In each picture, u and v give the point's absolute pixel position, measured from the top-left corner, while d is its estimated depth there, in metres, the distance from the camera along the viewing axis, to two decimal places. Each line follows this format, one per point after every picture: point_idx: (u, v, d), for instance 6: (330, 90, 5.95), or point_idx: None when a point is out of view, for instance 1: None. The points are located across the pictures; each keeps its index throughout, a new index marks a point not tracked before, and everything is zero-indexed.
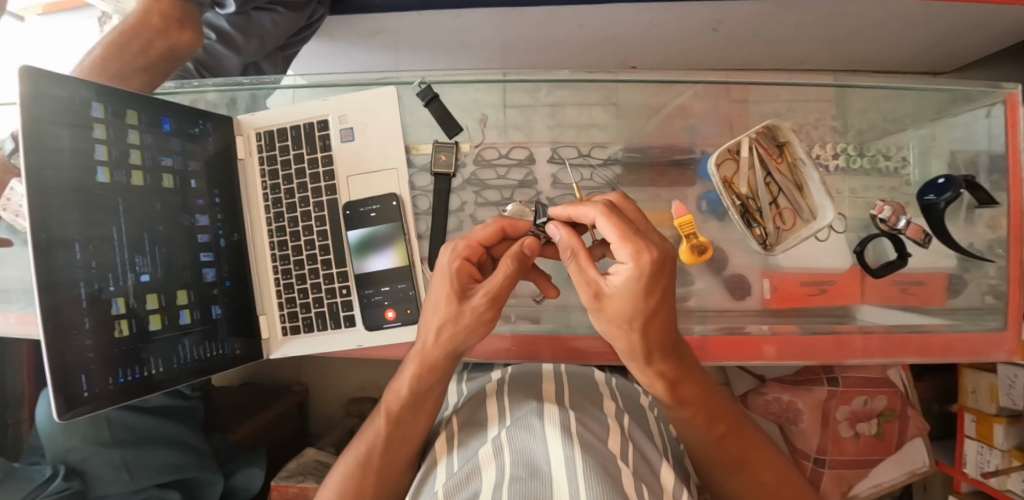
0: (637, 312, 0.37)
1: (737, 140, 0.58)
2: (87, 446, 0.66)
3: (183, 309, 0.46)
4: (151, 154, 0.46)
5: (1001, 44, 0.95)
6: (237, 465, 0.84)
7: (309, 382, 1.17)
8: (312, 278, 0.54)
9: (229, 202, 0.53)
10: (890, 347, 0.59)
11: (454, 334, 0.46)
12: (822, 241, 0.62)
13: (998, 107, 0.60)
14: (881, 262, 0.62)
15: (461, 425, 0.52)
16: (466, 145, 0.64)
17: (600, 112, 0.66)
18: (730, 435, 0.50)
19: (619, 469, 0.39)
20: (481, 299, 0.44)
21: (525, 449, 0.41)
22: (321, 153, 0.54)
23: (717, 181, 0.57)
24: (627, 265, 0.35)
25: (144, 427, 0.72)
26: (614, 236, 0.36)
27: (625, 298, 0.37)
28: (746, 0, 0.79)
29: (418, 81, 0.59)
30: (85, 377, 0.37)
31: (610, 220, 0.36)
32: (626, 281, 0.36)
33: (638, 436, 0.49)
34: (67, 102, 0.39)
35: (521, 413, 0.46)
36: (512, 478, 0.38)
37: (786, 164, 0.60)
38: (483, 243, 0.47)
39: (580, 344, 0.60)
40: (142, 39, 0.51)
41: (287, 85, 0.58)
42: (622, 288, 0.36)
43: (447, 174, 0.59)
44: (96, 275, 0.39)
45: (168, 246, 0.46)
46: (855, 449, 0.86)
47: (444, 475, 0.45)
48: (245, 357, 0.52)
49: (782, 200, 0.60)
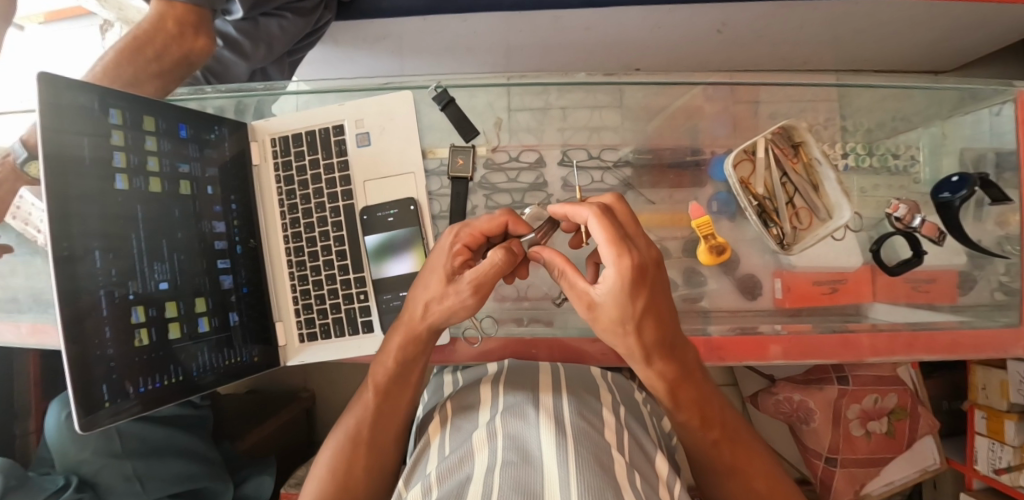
0: (631, 315, 0.36)
1: (753, 141, 0.58)
2: (95, 456, 0.65)
3: (201, 317, 0.46)
4: (168, 160, 0.45)
5: (1004, 41, 0.95)
6: (248, 474, 0.84)
7: (316, 388, 1.16)
8: (328, 284, 0.54)
9: (245, 208, 0.53)
10: (904, 345, 0.59)
11: (439, 313, 0.45)
12: (838, 241, 0.61)
13: (1009, 105, 0.60)
14: (895, 261, 0.62)
15: (454, 409, 0.49)
16: (482, 148, 0.65)
17: (610, 114, 0.65)
18: (726, 441, 0.48)
19: (613, 459, 0.37)
20: (467, 285, 0.43)
21: (518, 435, 0.40)
22: (337, 159, 0.54)
23: (734, 182, 0.58)
24: (611, 270, 0.34)
25: (156, 438, 0.70)
26: (598, 240, 0.35)
27: (614, 305, 0.36)
28: (751, 3, 0.79)
29: (434, 85, 0.58)
30: (107, 387, 0.37)
31: (599, 223, 0.35)
32: (613, 287, 0.35)
33: (634, 427, 0.47)
34: (86, 110, 0.38)
35: (515, 400, 0.45)
36: (503, 463, 0.36)
37: (802, 164, 0.60)
38: (483, 233, 0.47)
39: (591, 348, 0.60)
40: (157, 44, 0.51)
41: (291, 91, 0.57)
42: (610, 294, 0.35)
43: (465, 178, 0.58)
44: (116, 283, 0.39)
45: (186, 253, 0.46)
46: (867, 448, 0.86)
47: (434, 458, 0.43)
48: (262, 364, 0.52)
49: (798, 200, 0.60)
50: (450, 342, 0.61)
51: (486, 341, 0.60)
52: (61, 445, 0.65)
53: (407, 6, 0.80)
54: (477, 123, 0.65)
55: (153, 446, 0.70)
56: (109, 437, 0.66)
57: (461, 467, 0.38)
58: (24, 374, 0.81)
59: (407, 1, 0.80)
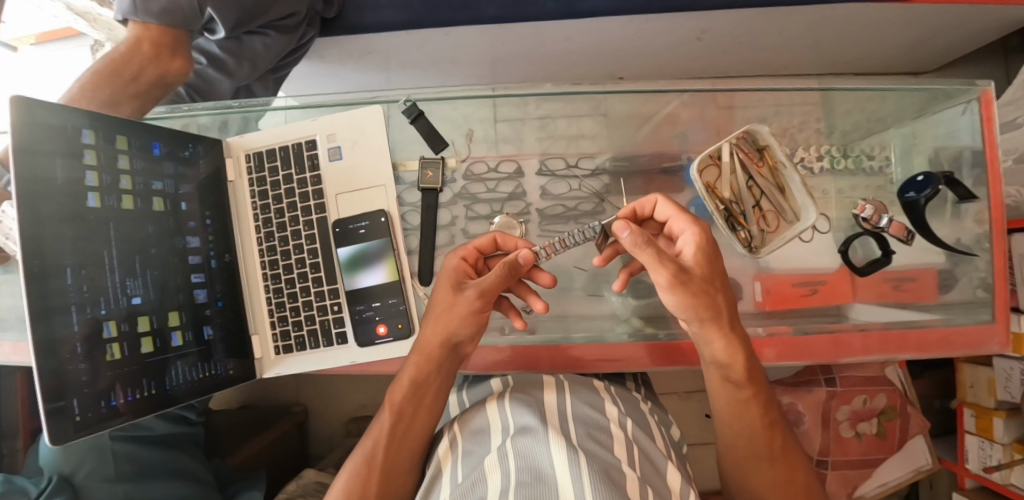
0: (716, 271, 0.43)
1: (717, 146, 0.58)
2: (92, 480, 0.64)
3: (175, 331, 0.47)
4: (142, 179, 0.46)
5: (980, 41, 0.96)
6: (237, 489, 0.81)
7: (310, 403, 1.18)
8: (302, 296, 0.54)
9: (220, 223, 0.54)
10: (894, 343, 0.59)
11: (453, 324, 0.47)
12: (807, 242, 0.62)
13: (974, 105, 0.60)
14: (869, 259, 0.63)
15: (463, 433, 0.49)
16: (452, 160, 0.66)
17: (588, 122, 0.67)
18: (778, 425, 0.48)
19: (624, 473, 0.37)
20: (472, 291, 0.46)
21: (530, 454, 0.39)
22: (310, 173, 0.55)
23: (700, 188, 0.57)
24: (692, 231, 0.44)
25: (151, 460, 0.69)
26: (673, 212, 0.47)
27: (704, 261, 0.42)
28: (727, 11, 0.81)
29: (403, 100, 0.61)
30: (78, 401, 0.37)
31: (669, 202, 0.47)
32: (698, 244, 0.43)
33: (642, 439, 0.46)
34: (59, 129, 0.39)
35: (524, 420, 0.44)
36: (518, 484, 0.35)
37: (768, 168, 0.60)
38: (480, 250, 0.52)
39: (579, 353, 0.60)
40: (134, 66, 0.52)
41: (279, 107, 0.58)
42: (697, 251, 0.43)
43: (434, 189, 0.59)
44: (88, 298, 0.39)
45: (161, 268, 0.46)
46: (859, 449, 0.86)
47: (447, 485, 0.43)
48: (239, 377, 0.52)
49: (764, 202, 0.60)
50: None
51: (491, 351, 0.61)
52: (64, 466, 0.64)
53: (389, 20, 0.81)
54: (448, 133, 0.66)
55: (150, 468, 0.68)
56: (104, 460, 0.65)
57: (475, 491, 0.37)
58: (12, 393, 0.81)
59: (389, 17, 0.81)
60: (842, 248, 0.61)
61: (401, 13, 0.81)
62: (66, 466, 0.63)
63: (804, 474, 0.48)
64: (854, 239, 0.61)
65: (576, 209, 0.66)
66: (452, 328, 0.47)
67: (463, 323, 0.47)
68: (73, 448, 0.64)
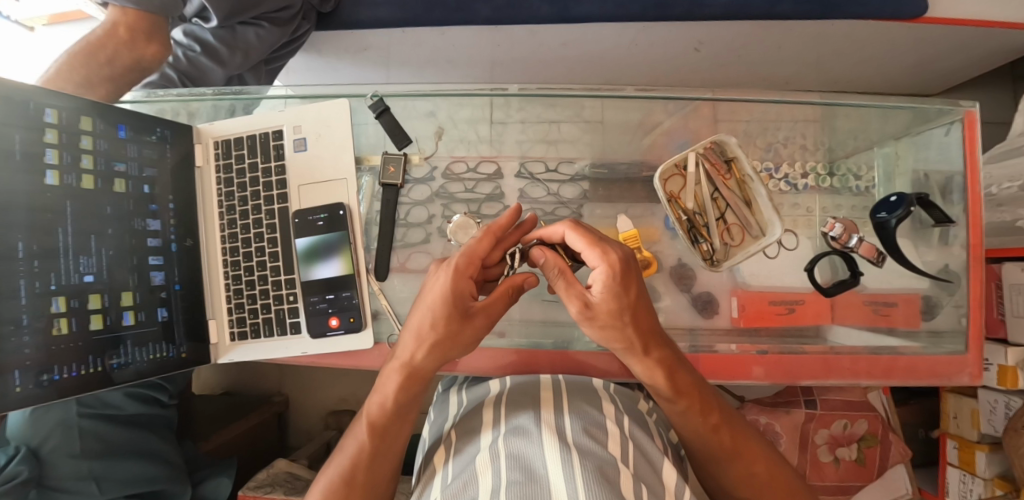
0: (625, 308, 0.40)
1: (683, 156, 0.58)
2: (56, 456, 0.62)
3: (127, 310, 0.48)
4: (105, 159, 0.48)
5: (987, 64, 0.94)
6: (207, 473, 0.80)
7: (289, 393, 1.19)
8: (261, 284, 0.56)
9: (184, 208, 0.55)
10: (884, 369, 0.56)
11: (437, 354, 0.45)
12: (770, 258, 0.61)
13: (957, 126, 0.59)
14: (834, 280, 0.61)
15: (458, 435, 0.47)
16: (416, 157, 0.64)
17: (570, 128, 0.64)
18: (725, 425, 0.49)
19: (619, 471, 0.37)
20: (482, 320, 0.44)
21: (523, 454, 0.39)
22: (275, 162, 0.57)
23: (661, 195, 0.58)
24: (601, 267, 0.39)
25: (118, 439, 0.68)
26: (583, 244, 0.41)
27: (610, 299, 0.39)
28: (724, 22, 0.79)
29: (371, 94, 0.61)
30: (18, 372, 0.39)
31: (576, 233, 0.42)
32: (605, 282, 0.39)
33: (639, 437, 0.45)
34: (19, 108, 0.41)
35: (518, 421, 0.44)
36: (509, 483, 0.35)
37: (735, 180, 0.60)
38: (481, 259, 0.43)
39: (580, 359, 0.57)
40: (108, 50, 0.54)
41: (275, 95, 0.59)
42: (604, 289, 0.39)
43: (396, 185, 0.59)
44: (37, 274, 0.42)
45: (116, 248, 0.48)
46: (836, 475, 0.84)
47: (439, 485, 0.42)
48: (193, 360, 0.54)
49: (730, 215, 0.60)
50: (376, 347, 0.55)
51: (497, 355, 0.57)
52: (32, 438, 0.62)
53: (383, 18, 0.81)
54: (416, 129, 0.64)
55: (116, 447, 0.67)
56: (70, 436, 0.64)
57: (466, 492, 0.37)
58: None
59: (384, 14, 0.81)
60: (808, 266, 0.59)
61: (397, 11, 0.80)
62: (34, 438, 0.62)
63: (769, 465, 0.49)
64: (823, 257, 0.60)
65: (553, 215, 0.63)
66: (444, 354, 0.46)
67: (460, 349, 0.46)
68: (42, 421, 0.63)
